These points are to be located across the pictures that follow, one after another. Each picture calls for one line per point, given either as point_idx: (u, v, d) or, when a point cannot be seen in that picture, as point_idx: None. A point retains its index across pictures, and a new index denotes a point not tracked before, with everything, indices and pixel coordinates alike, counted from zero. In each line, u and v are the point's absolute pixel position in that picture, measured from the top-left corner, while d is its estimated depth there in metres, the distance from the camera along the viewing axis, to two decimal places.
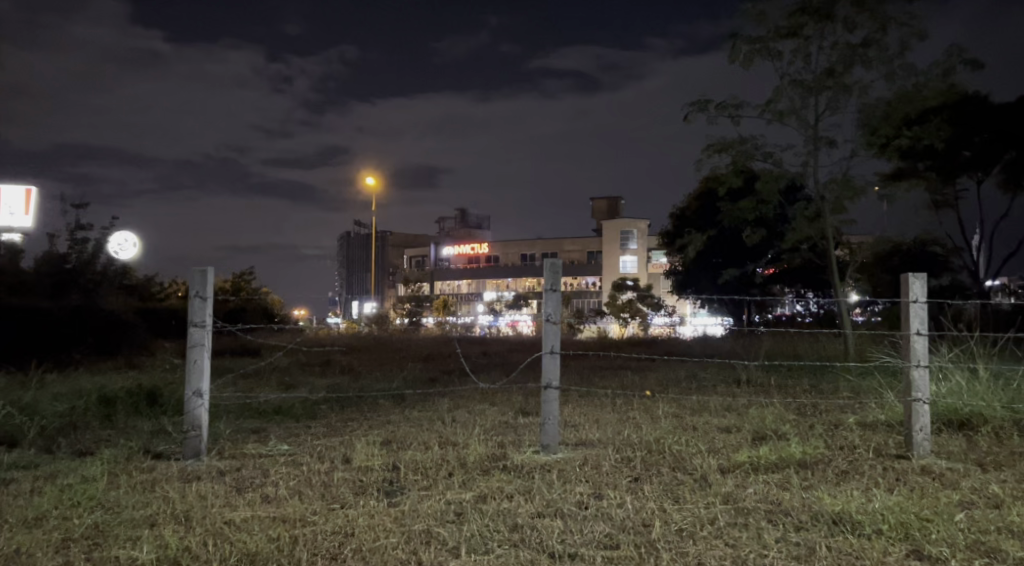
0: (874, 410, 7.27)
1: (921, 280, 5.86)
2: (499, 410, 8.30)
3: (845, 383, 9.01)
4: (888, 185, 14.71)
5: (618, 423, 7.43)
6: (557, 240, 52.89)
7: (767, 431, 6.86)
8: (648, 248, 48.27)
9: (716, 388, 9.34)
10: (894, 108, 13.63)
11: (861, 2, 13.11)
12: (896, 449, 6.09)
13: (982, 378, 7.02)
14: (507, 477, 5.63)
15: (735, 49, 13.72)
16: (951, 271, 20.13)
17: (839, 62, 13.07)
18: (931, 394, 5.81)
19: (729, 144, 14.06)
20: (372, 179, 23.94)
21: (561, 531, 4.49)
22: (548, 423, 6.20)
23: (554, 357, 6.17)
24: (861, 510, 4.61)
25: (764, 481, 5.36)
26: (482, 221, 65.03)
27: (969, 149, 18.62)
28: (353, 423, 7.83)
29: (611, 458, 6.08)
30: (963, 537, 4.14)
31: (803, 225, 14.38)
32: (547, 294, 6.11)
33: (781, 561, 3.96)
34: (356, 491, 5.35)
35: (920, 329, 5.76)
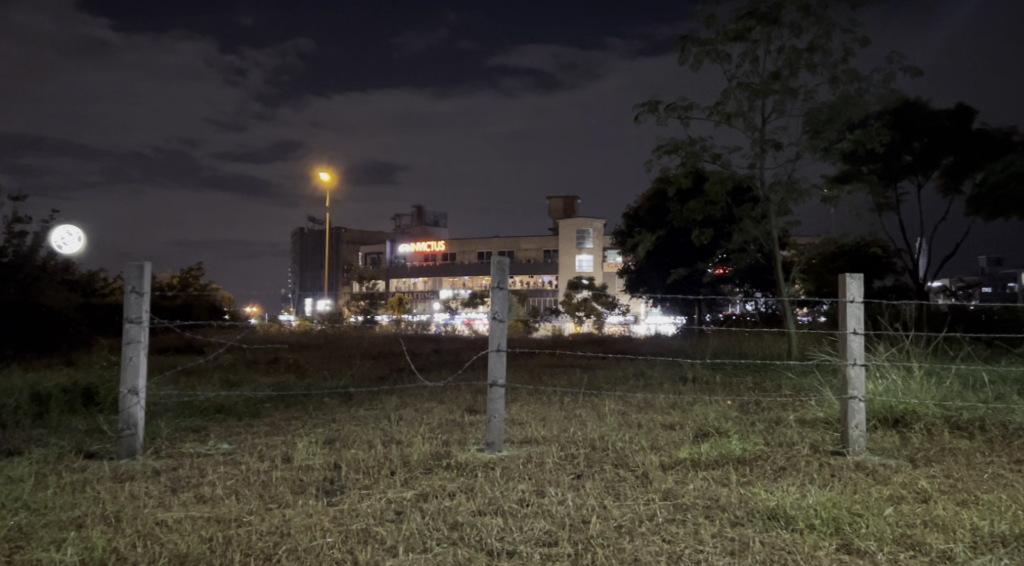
0: (812, 407, 7.44)
1: (858, 280, 6.00)
2: (446, 409, 8.25)
3: (787, 381, 9.20)
4: (835, 188, 15.06)
5: (564, 421, 7.47)
6: (515, 239, 52.94)
7: (710, 428, 6.97)
8: (604, 248, 48.67)
9: (663, 385, 9.48)
10: (839, 112, 13.97)
11: (806, 8, 13.39)
12: (833, 446, 6.23)
13: (916, 377, 7.23)
14: (449, 475, 5.59)
15: (685, 52, 13.89)
16: (894, 273, 20.70)
17: (786, 66, 13.33)
18: (866, 392, 5.94)
19: (680, 146, 14.22)
20: (326, 175, 23.65)
21: (500, 529, 4.48)
22: (493, 421, 6.20)
23: (500, 355, 6.15)
24: (795, 505, 4.69)
25: (704, 477, 5.43)
26: (439, 219, 64.76)
27: (910, 154, 19.22)
28: (296, 422, 7.71)
29: (555, 455, 6.11)
30: (890, 531, 4.24)
31: (750, 226, 14.63)
32: (494, 292, 6.09)
33: (715, 556, 4.01)
34: (295, 491, 5.27)
35: (856, 328, 5.89)
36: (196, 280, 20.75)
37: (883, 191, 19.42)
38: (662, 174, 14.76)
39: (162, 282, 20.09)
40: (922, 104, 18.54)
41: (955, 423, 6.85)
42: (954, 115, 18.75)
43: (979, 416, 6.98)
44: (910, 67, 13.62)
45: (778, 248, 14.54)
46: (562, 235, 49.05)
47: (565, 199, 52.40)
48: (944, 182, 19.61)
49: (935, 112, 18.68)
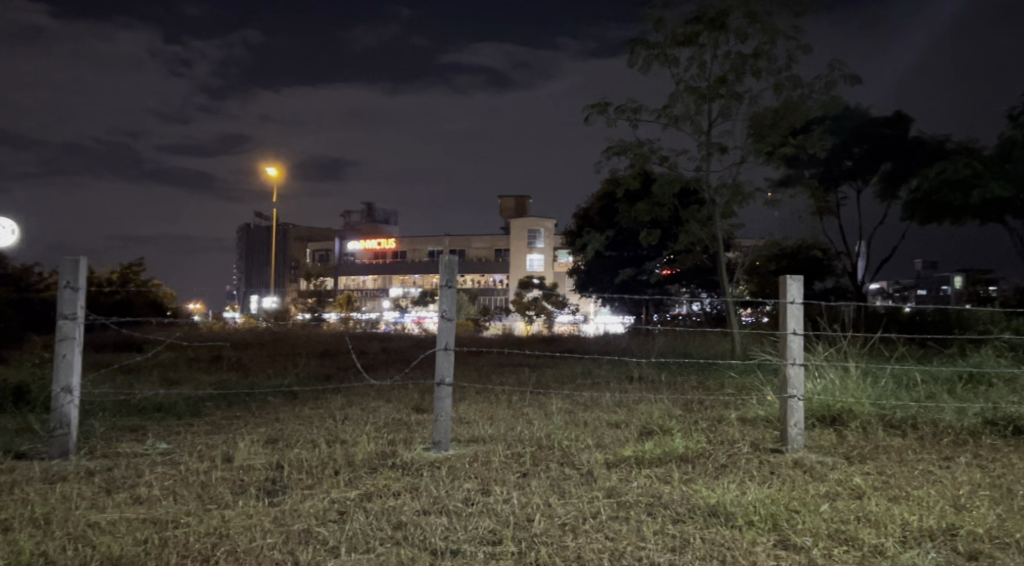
0: (753, 406, 7.61)
1: (798, 282, 6.14)
2: (393, 408, 8.19)
3: (730, 380, 9.40)
4: (778, 192, 15.44)
5: (512, 419, 7.49)
6: (466, 237, 52.85)
7: (654, 426, 7.07)
8: (554, 248, 48.96)
9: (609, 384, 9.58)
10: (782, 118, 14.34)
11: (752, 14, 13.68)
12: (773, 444, 6.39)
13: (852, 376, 7.46)
14: (394, 475, 5.55)
15: (634, 54, 14.04)
16: (834, 275, 21.31)
17: (732, 71, 13.60)
18: (805, 391, 6.10)
19: (628, 147, 14.38)
20: (273, 170, 23.22)
21: (444, 528, 4.46)
22: (440, 421, 6.17)
23: (448, 354, 6.12)
24: (735, 502, 4.78)
25: (647, 475, 5.51)
26: (389, 217, 64.29)
27: (850, 159, 19.81)
28: (238, 422, 7.55)
29: (501, 454, 6.12)
30: (825, 527, 4.36)
31: (695, 227, 14.94)
32: (443, 291, 6.08)
33: (657, 552, 4.07)
34: (235, 492, 5.17)
35: (796, 329, 6.03)
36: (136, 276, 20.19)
37: (824, 195, 19.98)
38: (611, 175, 14.90)
39: (100, 278, 19.47)
40: (861, 111, 19.13)
41: (889, 421, 7.09)
42: (892, 123, 19.38)
43: (910, 414, 7.23)
44: (851, 75, 14.03)
45: (722, 250, 14.84)
46: (513, 234, 49.18)
47: (517, 199, 52.53)
48: (882, 187, 20.27)
49: (873, 119, 19.30)
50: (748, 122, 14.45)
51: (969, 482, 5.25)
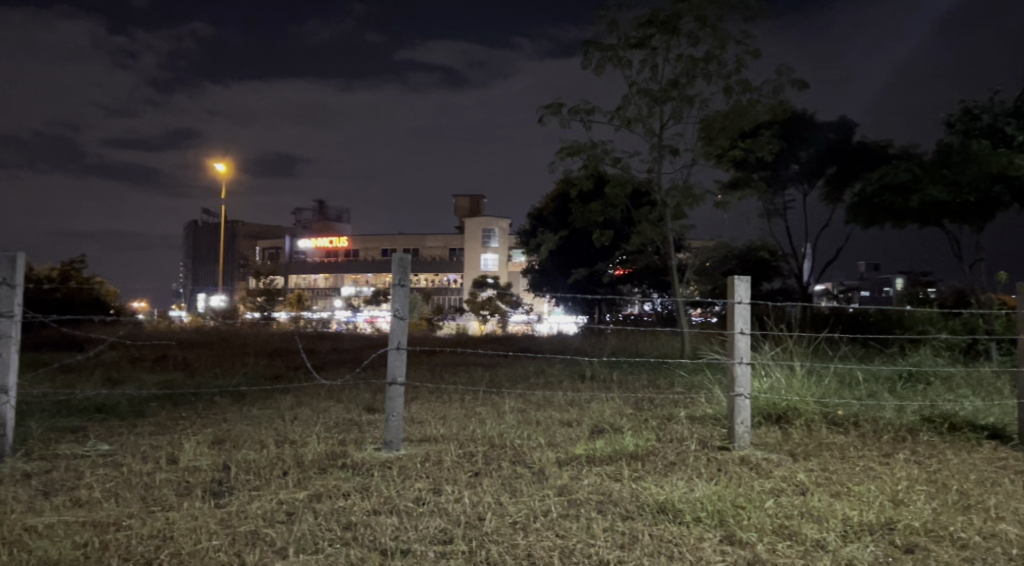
0: (702, 404, 7.75)
1: (746, 282, 6.24)
2: (344, 408, 8.10)
3: (679, 380, 9.54)
4: (728, 195, 15.74)
5: (464, 419, 7.47)
6: (420, 236, 52.57)
7: (606, 425, 7.14)
8: (508, 248, 49.04)
9: (561, 383, 9.62)
10: (731, 121, 14.61)
11: (703, 19, 13.92)
12: (720, 442, 6.51)
13: (798, 375, 7.64)
14: (344, 475, 5.50)
15: (588, 55, 14.14)
16: (781, 276, 21.81)
17: (683, 74, 13.81)
18: (752, 389, 6.23)
19: (582, 148, 14.48)
20: (222, 166, 22.77)
21: (394, 528, 4.43)
22: (392, 421, 6.12)
23: (400, 353, 6.08)
24: (683, 499, 4.85)
25: (598, 473, 5.56)
26: (342, 216, 63.56)
27: (797, 163, 20.29)
28: (183, 422, 7.39)
29: (453, 453, 6.11)
30: (770, 522, 4.46)
31: (647, 228, 15.17)
32: (395, 290, 6.03)
33: (606, 550, 4.11)
34: (180, 493, 5.04)
35: (743, 328, 6.15)
36: (78, 273, 19.57)
37: (772, 198, 20.42)
38: (565, 176, 14.98)
39: (39, 274, 18.82)
40: (808, 116, 19.62)
41: (832, 419, 7.28)
42: (837, 128, 19.91)
43: (853, 412, 7.43)
44: (797, 80, 14.37)
45: (673, 250, 15.07)
46: (467, 234, 49.11)
47: (471, 198, 52.46)
48: (827, 191, 20.81)
49: (820, 124, 19.80)
50: (698, 125, 14.70)
51: (907, 477, 5.42)
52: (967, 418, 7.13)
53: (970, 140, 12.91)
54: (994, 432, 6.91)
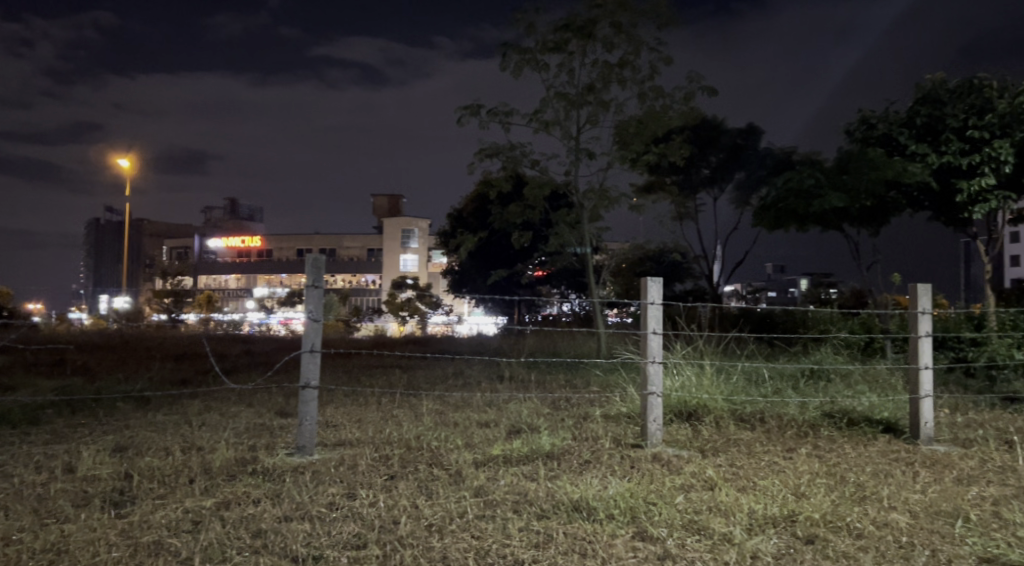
0: (617, 403, 7.90)
1: (658, 284, 6.39)
2: (255, 413, 7.87)
3: (596, 379, 9.71)
4: (643, 198, 16.12)
5: (380, 422, 7.38)
6: (337, 236, 51.60)
7: (523, 425, 7.19)
8: (428, 248, 48.74)
9: (480, 384, 9.63)
10: (645, 126, 14.96)
11: (617, 25, 14.20)
12: (633, 439, 6.66)
13: (708, 373, 7.89)
14: (255, 481, 5.34)
15: (506, 58, 14.22)
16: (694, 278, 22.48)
17: (599, 79, 14.05)
18: (663, 387, 6.38)
19: (500, 150, 14.53)
20: (127, 161, 21.75)
21: (306, 534, 4.33)
22: (305, 425, 5.98)
23: (314, 356, 5.94)
24: (597, 497, 4.93)
25: (514, 473, 5.59)
26: (255, 214, 61.68)
27: (708, 168, 20.98)
28: (82, 429, 7.01)
29: (369, 457, 6.03)
30: (680, 518, 4.59)
31: (565, 231, 15.43)
32: (309, 291, 5.89)
33: (521, 549, 4.14)
34: (77, 504, 4.78)
35: (655, 329, 6.30)
36: None
37: (684, 201, 21.04)
38: (484, 177, 15.01)
39: None
40: (718, 122, 20.29)
41: (739, 415, 7.54)
42: (745, 134, 20.66)
43: (758, 409, 7.70)
44: (707, 87, 14.83)
45: (590, 252, 15.34)
46: (385, 234, 48.53)
47: (390, 198, 51.91)
48: (736, 195, 21.58)
49: (728, 130, 20.51)
50: (614, 130, 14.99)
51: (810, 471, 5.69)
52: (864, 412, 7.54)
53: (867, 148, 13.37)
54: (887, 426, 7.32)
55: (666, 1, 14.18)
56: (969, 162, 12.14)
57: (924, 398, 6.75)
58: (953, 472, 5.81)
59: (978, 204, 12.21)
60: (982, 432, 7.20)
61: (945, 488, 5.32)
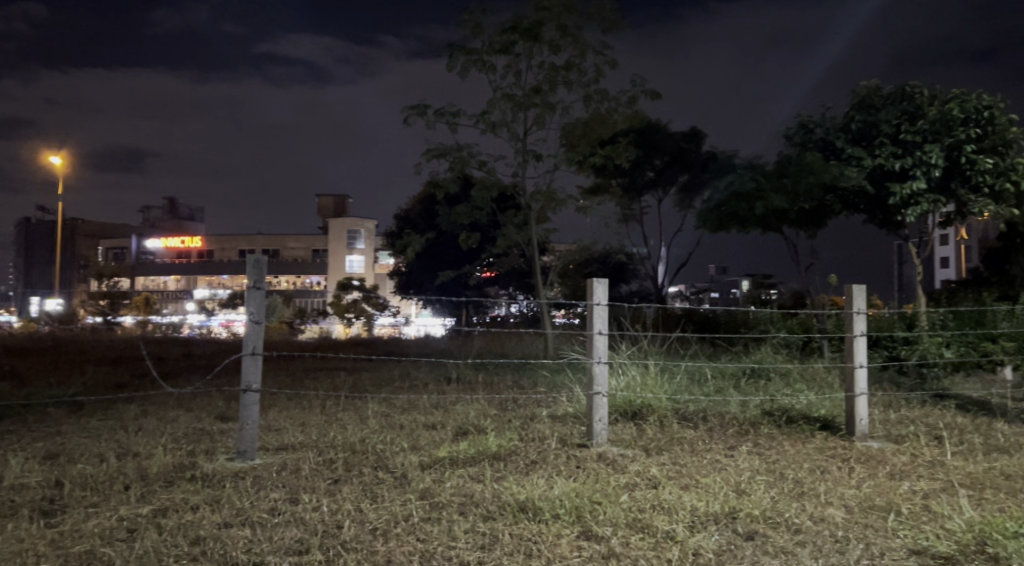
0: (563, 403, 7.95)
1: (604, 284, 6.45)
2: (194, 417, 7.67)
3: (543, 379, 9.76)
4: (589, 200, 16.27)
5: (324, 425, 7.27)
6: (281, 237, 50.68)
7: (470, 426, 7.17)
8: (374, 249, 48.27)
9: (427, 385, 9.57)
10: (591, 128, 15.11)
11: (564, 28, 14.30)
12: (579, 439, 6.70)
13: (652, 373, 8.00)
14: (193, 487, 5.20)
15: (453, 58, 14.18)
16: (639, 278, 22.77)
17: (545, 81, 14.13)
18: (609, 387, 6.44)
19: (447, 150, 14.48)
20: (59, 158, 20.95)
21: (247, 540, 4.23)
22: (246, 429, 5.84)
23: (255, 359, 5.82)
24: (543, 497, 4.95)
25: (460, 475, 5.56)
26: (196, 214, 60.15)
27: (652, 171, 21.29)
28: (10, 436, 6.72)
29: (312, 460, 5.93)
30: (624, 516, 4.63)
31: (512, 232, 15.50)
32: (250, 293, 5.76)
33: (467, 551, 4.12)
34: (4, 515, 4.58)
35: (601, 329, 6.35)
36: None
37: (629, 204, 21.30)
38: (431, 177, 14.94)
39: None
40: (662, 126, 20.62)
41: (682, 414, 7.66)
42: (689, 138, 21.04)
43: (701, 408, 7.84)
44: (651, 91, 15.05)
45: (537, 254, 15.43)
46: (331, 235, 47.89)
47: (336, 198, 51.25)
48: (680, 197, 21.96)
49: (672, 134, 20.86)
50: (560, 132, 15.09)
51: (750, 468, 5.82)
52: (802, 410, 7.74)
53: (805, 152, 13.71)
54: (824, 423, 7.53)
55: (612, 6, 14.34)
56: (902, 165, 12.58)
57: (859, 396, 6.97)
58: (886, 468, 6.02)
59: (911, 207, 12.68)
60: (913, 428, 7.47)
61: (878, 484, 5.51)
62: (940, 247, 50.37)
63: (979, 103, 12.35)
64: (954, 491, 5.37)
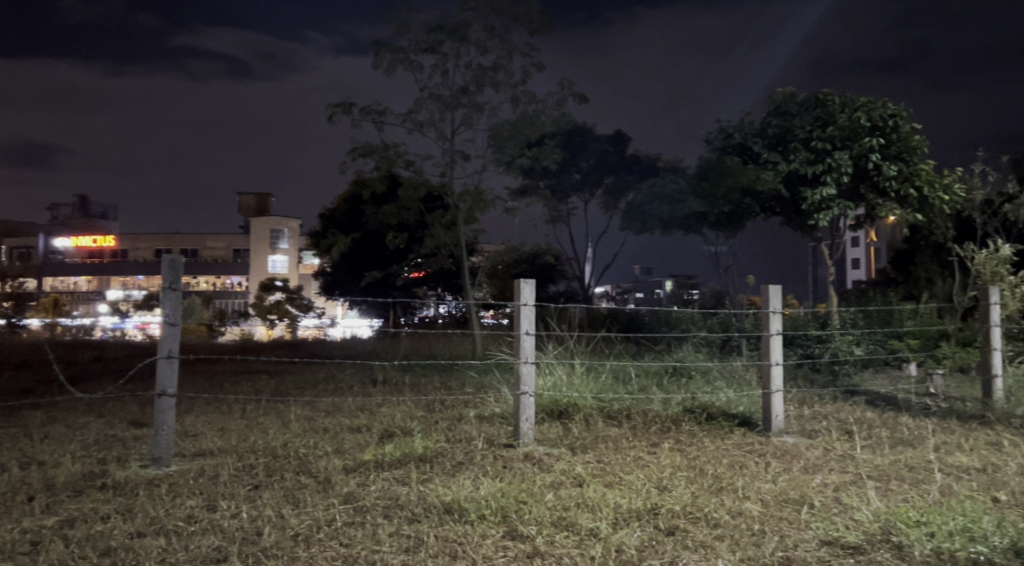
0: (490, 404, 7.96)
1: (531, 285, 6.49)
2: (106, 423, 7.35)
3: (471, 379, 9.78)
4: (516, 201, 16.35)
5: (245, 429, 7.07)
6: (200, 236, 49.06)
7: (396, 428, 7.09)
8: (299, 249, 47.25)
9: (353, 387, 9.45)
10: (518, 130, 15.21)
11: (491, 29, 14.32)
12: (506, 439, 6.72)
13: (578, 372, 8.11)
14: (103, 496, 4.96)
15: (378, 56, 14.02)
16: (566, 279, 23.03)
17: (473, 81, 14.12)
18: (535, 387, 6.48)
19: (374, 149, 14.30)
20: None
21: (161, 550, 4.07)
22: (160, 435, 5.62)
23: (171, 362, 5.61)
24: (469, 498, 4.94)
25: (385, 478, 5.49)
26: (109, 212, 57.59)
27: (579, 173, 21.57)
28: None
29: (231, 466, 5.75)
30: (550, 515, 4.67)
31: (440, 232, 15.43)
32: (165, 294, 5.54)
33: (391, 555, 4.07)
34: None
35: (528, 329, 6.39)
36: None
37: (557, 205, 21.51)
38: (357, 176, 14.73)
39: None
40: (587, 129, 20.90)
41: (607, 412, 7.78)
42: (613, 141, 21.40)
43: (626, 406, 7.99)
44: (577, 93, 15.24)
45: (465, 254, 15.41)
46: (253, 234, 46.61)
47: (259, 196, 49.93)
48: (605, 199, 22.30)
49: (598, 137, 21.17)
50: (488, 133, 15.12)
51: (671, 464, 5.95)
52: (721, 407, 7.96)
53: (724, 156, 14.12)
54: (742, 420, 7.76)
55: (538, 8, 14.45)
56: (814, 171, 13.12)
57: (775, 393, 7.22)
58: (800, 462, 6.25)
59: (822, 212, 13.21)
60: (825, 423, 7.80)
61: (792, 478, 5.71)
62: (850, 248, 52.76)
63: (885, 112, 12.91)
64: (863, 483, 5.63)
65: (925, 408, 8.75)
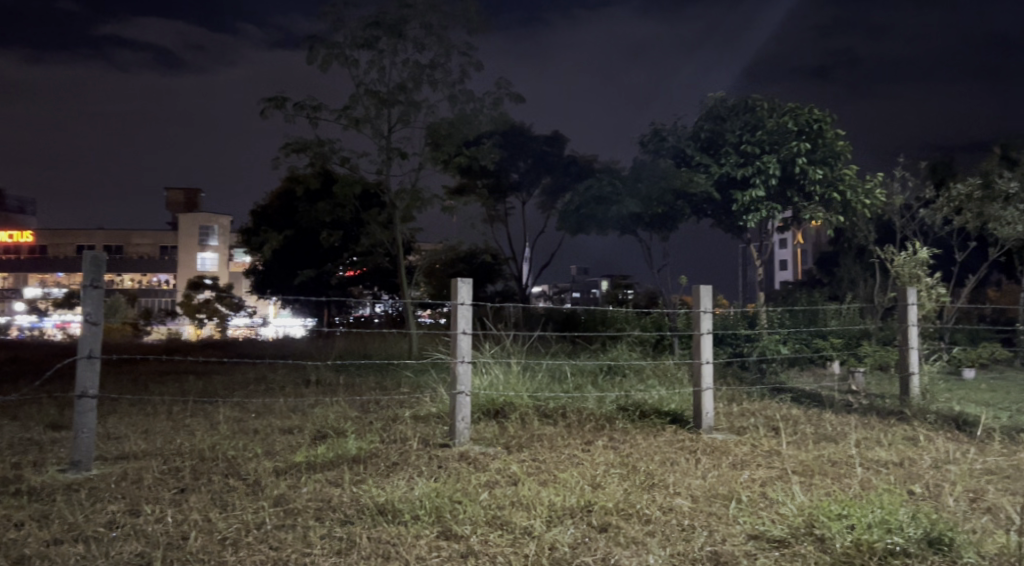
0: (426, 403, 7.92)
1: (468, 284, 6.48)
2: (21, 426, 6.99)
3: (407, 379, 9.70)
4: (454, 200, 16.30)
5: (171, 431, 6.85)
6: (126, 232, 47.23)
7: (329, 429, 6.97)
8: (230, 246, 45.97)
9: (285, 388, 9.27)
10: (456, 129, 15.16)
11: (429, 27, 14.25)
12: (441, 439, 6.69)
13: (515, 370, 8.15)
14: (17, 502, 4.73)
15: (313, 51, 13.77)
16: (504, 278, 23.08)
17: (410, 79, 14.02)
18: (472, 386, 6.48)
19: (308, 145, 14.03)
20: None
21: (79, 557, 3.91)
22: (80, 438, 5.38)
23: (92, 363, 5.37)
24: (403, 499, 4.90)
25: (317, 480, 5.39)
26: (27, 206, 54.93)
27: (516, 173, 21.65)
28: None
29: (155, 469, 5.55)
30: (484, 514, 4.67)
31: (377, 230, 15.24)
32: (86, 291, 5.31)
33: (322, 557, 4.01)
34: None
35: (465, 328, 6.39)
36: None
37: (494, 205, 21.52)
38: (291, 172, 14.43)
39: None
40: (525, 129, 20.99)
41: (543, 410, 7.84)
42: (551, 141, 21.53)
43: (561, 404, 8.07)
44: (514, 93, 15.29)
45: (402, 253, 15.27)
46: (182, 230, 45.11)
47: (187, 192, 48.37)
48: (543, 199, 22.42)
49: (535, 137, 21.27)
50: (425, 130, 15.03)
51: (605, 462, 6.03)
52: (654, 405, 8.11)
53: (659, 158, 14.38)
54: (674, 417, 7.90)
55: (476, 7, 14.45)
56: (744, 174, 13.49)
57: (705, 391, 7.39)
58: (729, 458, 6.42)
59: (751, 213, 13.71)
60: (754, 420, 8.02)
61: (721, 473, 5.86)
62: (778, 250, 54.42)
63: (810, 118, 13.35)
64: (788, 478, 5.82)
65: (846, 404, 9.10)
